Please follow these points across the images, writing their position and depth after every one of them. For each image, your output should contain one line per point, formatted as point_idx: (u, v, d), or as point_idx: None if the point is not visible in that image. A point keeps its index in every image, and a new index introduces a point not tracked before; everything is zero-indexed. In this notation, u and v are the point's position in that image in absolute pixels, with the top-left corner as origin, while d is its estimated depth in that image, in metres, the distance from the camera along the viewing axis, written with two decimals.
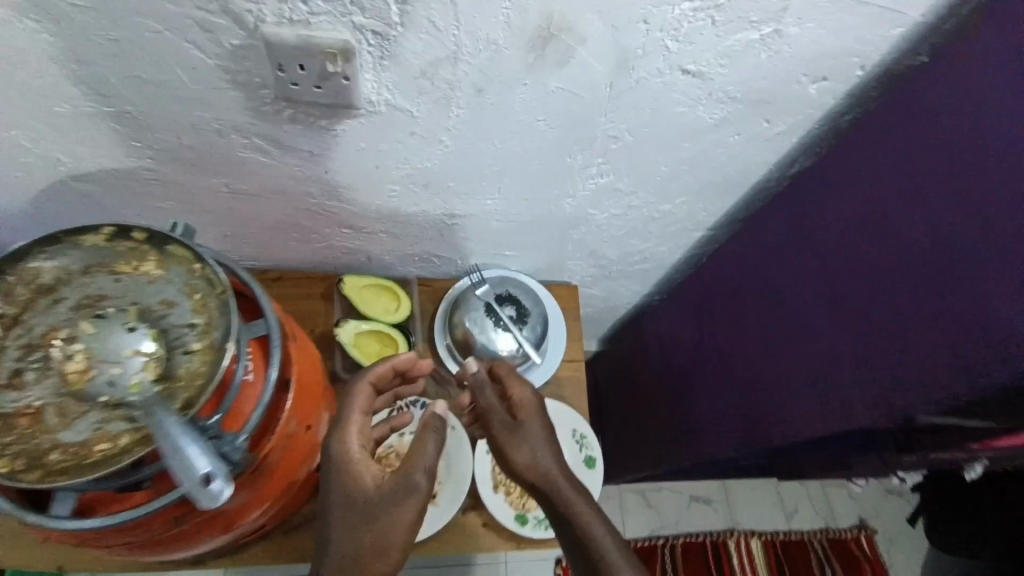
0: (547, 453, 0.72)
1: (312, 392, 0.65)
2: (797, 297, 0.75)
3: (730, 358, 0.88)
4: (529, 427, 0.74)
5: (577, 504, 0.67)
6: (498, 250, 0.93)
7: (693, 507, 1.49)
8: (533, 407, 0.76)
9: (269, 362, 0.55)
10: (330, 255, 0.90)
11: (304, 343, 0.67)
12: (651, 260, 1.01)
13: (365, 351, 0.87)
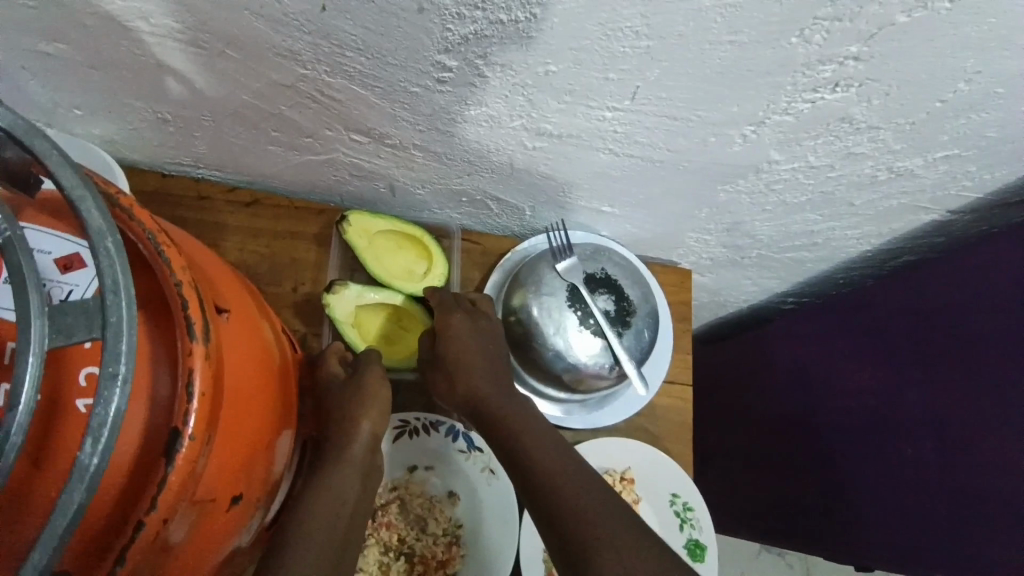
0: (487, 381, 0.52)
1: (242, 433, 0.32)
2: (973, 364, 0.54)
3: (877, 415, 0.61)
4: (456, 354, 0.52)
5: (541, 446, 0.47)
6: (591, 201, 0.59)
7: (761, 555, 1.19)
8: (464, 326, 0.53)
9: (103, 400, 0.20)
10: (335, 173, 0.58)
11: (240, 329, 0.34)
12: (821, 248, 0.66)
13: (367, 331, 0.57)
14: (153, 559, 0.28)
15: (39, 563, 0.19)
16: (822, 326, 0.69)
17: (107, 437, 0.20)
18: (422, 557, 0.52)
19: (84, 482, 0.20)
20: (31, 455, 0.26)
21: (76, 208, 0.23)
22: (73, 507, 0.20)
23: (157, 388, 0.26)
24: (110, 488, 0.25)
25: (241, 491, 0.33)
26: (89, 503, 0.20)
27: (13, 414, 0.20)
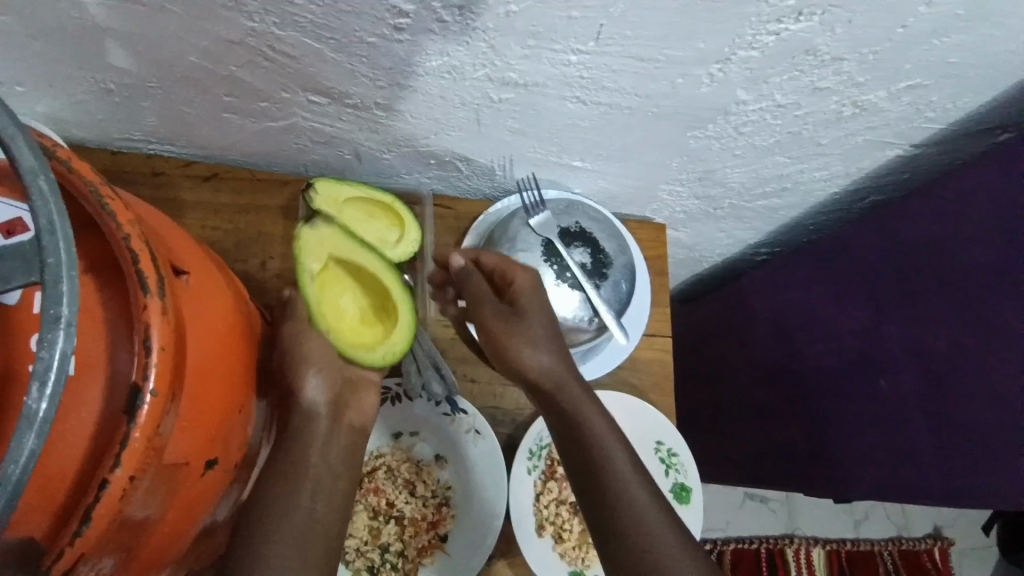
0: (552, 350, 0.50)
1: (211, 398, 0.31)
2: (939, 294, 0.56)
3: (853, 353, 0.62)
4: (532, 321, 0.50)
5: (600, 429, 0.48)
6: (562, 156, 0.58)
7: (746, 505, 1.22)
8: (540, 296, 0.51)
9: (44, 340, 0.19)
10: (297, 140, 0.56)
11: (201, 291, 0.32)
12: (791, 194, 0.66)
13: (333, 296, 0.45)
14: (124, 528, 0.27)
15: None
16: (797, 272, 0.70)
17: (54, 382, 0.19)
18: (412, 520, 0.53)
19: (34, 428, 0.18)
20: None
21: (3, 146, 0.21)
22: (24, 454, 0.18)
23: (113, 346, 0.25)
24: (72, 455, 0.24)
25: (216, 455, 0.32)
26: (42, 451, 0.18)
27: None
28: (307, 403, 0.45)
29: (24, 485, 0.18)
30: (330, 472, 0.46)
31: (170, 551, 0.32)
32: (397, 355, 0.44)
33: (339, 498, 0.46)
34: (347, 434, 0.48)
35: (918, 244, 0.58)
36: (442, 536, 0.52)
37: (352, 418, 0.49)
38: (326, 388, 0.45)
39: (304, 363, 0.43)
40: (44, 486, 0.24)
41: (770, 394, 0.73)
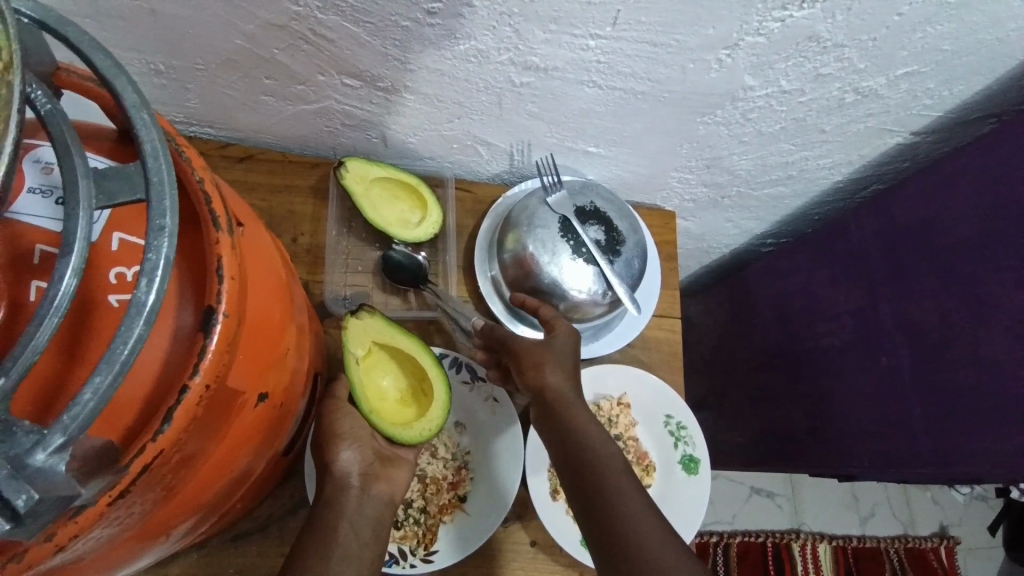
0: (567, 374, 0.52)
1: (264, 350, 0.34)
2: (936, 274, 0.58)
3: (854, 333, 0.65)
4: (552, 347, 0.53)
5: (599, 439, 0.49)
6: (577, 142, 0.62)
7: (752, 499, 1.23)
8: (563, 332, 0.54)
9: (148, 238, 0.22)
10: (329, 123, 0.59)
11: (261, 247, 0.36)
12: (795, 182, 0.69)
13: (373, 377, 0.51)
14: (182, 454, 0.29)
15: (101, 387, 0.20)
16: (800, 258, 0.73)
17: (159, 279, 0.22)
18: (433, 479, 0.55)
19: (142, 315, 0.21)
20: (67, 346, 0.28)
21: (110, 85, 0.25)
22: (132, 338, 0.21)
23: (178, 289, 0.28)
24: (147, 379, 0.26)
25: (265, 392, 0.35)
26: (147, 337, 0.21)
27: (67, 259, 0.22)
28: (341, 475, 0.47)
29: (130, 364, 0.21)
30: (356, 542, 0.46)
31: (212, 480, 0.34)
32: (427, 433, 0.48)
33: (365, 568, 0.46)
34: (376, 505, 0.48)
35: (917, 226, 0.60)
36: (461, 497, 0.55)
37: (382, 490, 0.49)
38: (358, 459, 0.48)
39: (338, 436, 0.48)
40: (118, 401, 0.26)
41: (776, 378, 0.76)
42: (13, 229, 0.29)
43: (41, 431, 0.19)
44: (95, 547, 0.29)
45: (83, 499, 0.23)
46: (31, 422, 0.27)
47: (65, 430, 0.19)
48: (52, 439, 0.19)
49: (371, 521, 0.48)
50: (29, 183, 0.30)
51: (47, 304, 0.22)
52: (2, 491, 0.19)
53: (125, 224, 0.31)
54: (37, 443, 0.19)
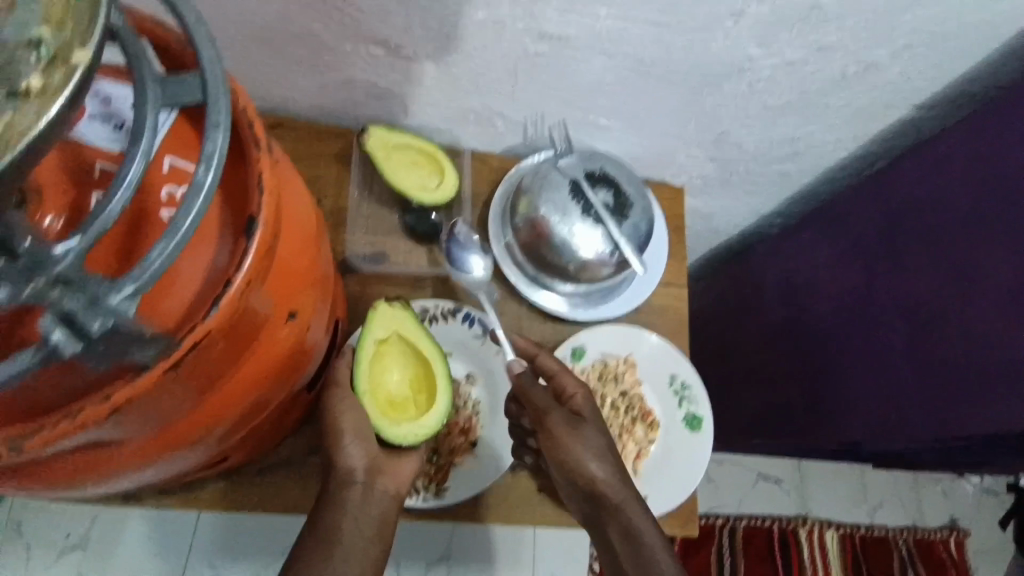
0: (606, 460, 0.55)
1: (294, 273, 0.38)
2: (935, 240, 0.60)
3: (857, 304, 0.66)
4: (586, 433, 0.55)
5: (639, 523, 0.53)
6: (588, 114, 0.64)
7: (760, 485, 1.24)
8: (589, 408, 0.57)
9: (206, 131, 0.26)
10: (354, 94, 0.63)
11: (298, 189, 0.40)
12: (801, 159, 0.71)
13: (383, 366, 0.52)
14: (224, 352, 0.32)
15: (166, 249, 0.23)
16: (804, 237, 0.75)
17: (216, 164, 0.25)
18: (446, 422, 0.58)
19: (201, 194, 0.25)
20: (126, 245, 0.32)
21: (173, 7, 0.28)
22: (192, 212, 0.24)
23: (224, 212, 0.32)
24: (196, 270, 0.30)
25: (294, 311, 0.38)
26: (202, 214, 0.25)
27: (135, 142, 0.25)
28: (345, 472, 0.50)
29: (189, 234, 0.24)
30: (359, 538, 0.49)
31: (244, 392, 0.37)
32: (415, 438, 0.49)
33: (368, 564, 0.49)
34: (379, 501, 0.50)
35: (916, 200, 0.62)
36: (472, 442, 0.58)
37: (386, 484, 0.51)
38: (364, 456, 0.50)
39: (342, 435, 0.50)
40: (170, 286, 0.30)
41: (780, 350, 0.78)
42: (78, 149, 0.33)
43: (110, 281, 0.22)
44: (136, 430, 0.32)
45: (145, 360, 0.27)
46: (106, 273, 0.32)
47: (136, 279, 0.22)
48: (122, 287, 0.22)
49: (375, 516, 0.50)
50: (91, 111, 0.34)
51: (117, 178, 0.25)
52: (80, 317, 0.21)
53: (173, 151, 0.34)
54: (107, 290, 0.22)
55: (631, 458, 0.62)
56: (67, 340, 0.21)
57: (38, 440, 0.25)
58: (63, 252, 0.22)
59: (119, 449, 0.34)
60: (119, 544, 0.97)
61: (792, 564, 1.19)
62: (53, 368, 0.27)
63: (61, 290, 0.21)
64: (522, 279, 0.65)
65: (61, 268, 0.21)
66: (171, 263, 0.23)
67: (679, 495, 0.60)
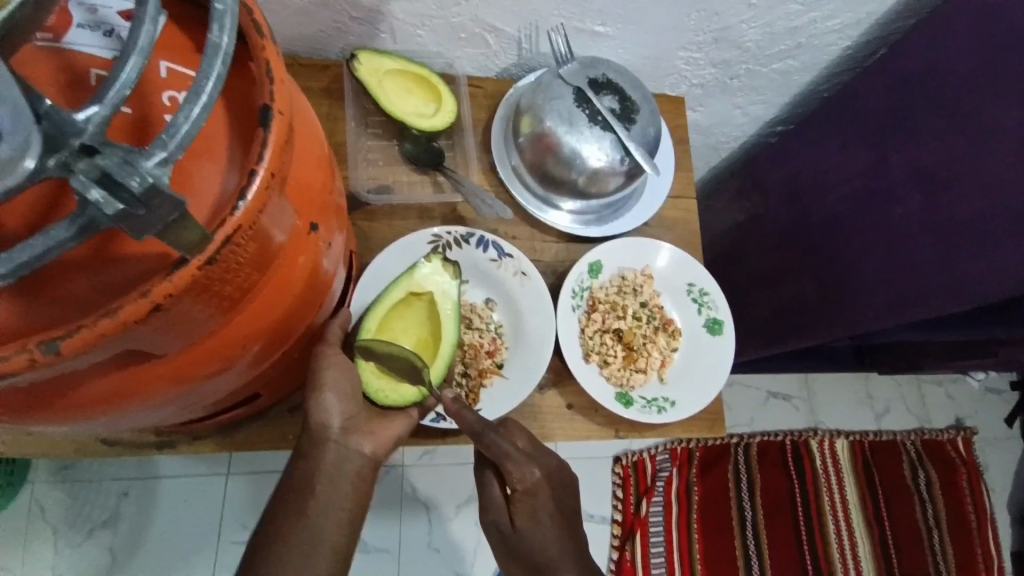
0: (553, 549, 0.50)
1: (313, 185, 0.36)
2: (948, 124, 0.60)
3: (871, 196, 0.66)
4: (534, 532, 0.50)
5: None
6: (583, 20, 0.61)
7: (770, 403, 1.27)
8: (544, 502, 0.50)
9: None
10: (336, 21, 0.58)
11: (308, 107, 0.38)
12: (803, 53, 0.70)
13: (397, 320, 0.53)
14: (255, 262, 0.31)
15: (194, 114, 0.22)
16: (812, 133, 0.76)
17: (229, 26, 0.24)
18: (471, 345, 0.58)
19: (219, 58, 0.23)
20: (138, 134, 0.29)
21: None
22: (212, 76, 0.23)
23: (235, 118, 0.31)
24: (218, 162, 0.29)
25: (316, 225, 0.37)
26: (225, 76, 0.23)
27: (144, 9, 0.24)
28: (318, 426, 0.44)
29: (215, 101, 0.23)
30: (332, 505, 0.44)
31: (272, 309, 0.36)
32: (384, 398, 0.48)
33: (341, 531, 0.44)
34: (354, 460, 0.45)
35: (928, 70, 0.63)
36: (499, 364, 0.58)
37: (363, 444, 0.45)
38: (342, 413, 0.45)
39: (320, 386, 0.44)
40: (197, 185, 0.29)
41: (791, 255, 0.78)
42: (68, 57, 0.31)
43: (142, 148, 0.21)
44: (173, 343, 0.31)
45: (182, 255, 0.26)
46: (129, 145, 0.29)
47: (167, 145, 0.21)
48: (155, 151, 0.21)
49: (350, 477, 0.44)
50: (78, 20, 0.32)
51: (130, 45, 0.23)
52: (115, 175, 0.20)
53: (173, 56, 0.32)
54: (140, 155, 0.21)
55: (656, 365, 0.62)
56: (108, 201, 0.20)
57: (78, 342, 0.25)
58: (84, 120, 0.21)
59: (155, 369, 0.33)
60: (148, 513, 0.97)
61: (807, 473, 1.22)
62: (83, 244, 0.27)
63: (89, 158, 0.21)
64: (531, 200, 0.63)
65: (85, 136, 0.21)
66: (203, 124, 0.22)
67: (707, 397, 0.59)
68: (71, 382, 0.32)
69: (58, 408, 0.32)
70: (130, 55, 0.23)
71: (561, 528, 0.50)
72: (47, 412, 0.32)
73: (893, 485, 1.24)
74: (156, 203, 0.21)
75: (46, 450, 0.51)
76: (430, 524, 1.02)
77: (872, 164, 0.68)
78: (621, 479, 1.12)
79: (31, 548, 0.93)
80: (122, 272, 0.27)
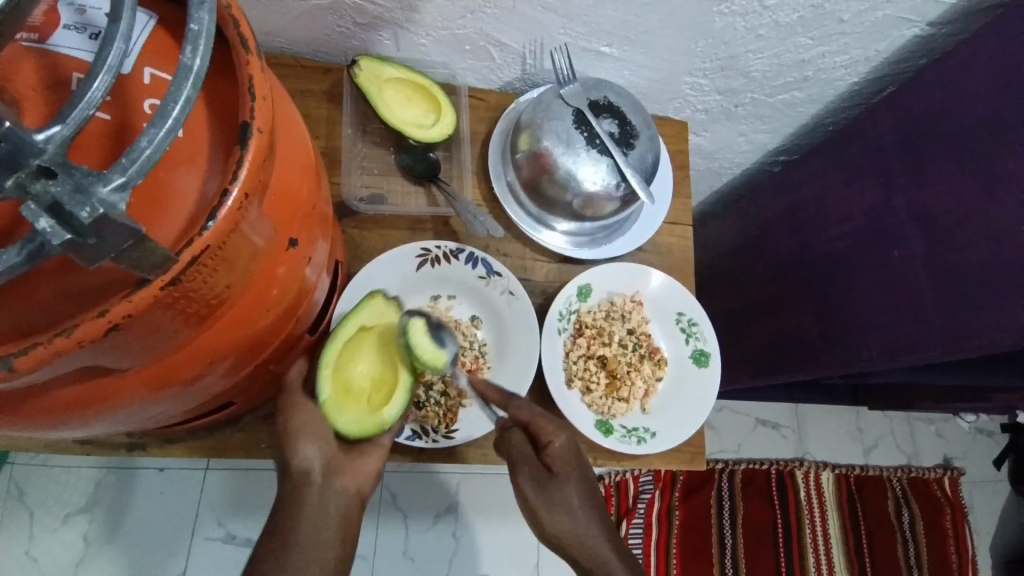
0: (584, 509, 0.49)
1: (294, 199, 0.35)
2: (952, 171, 0.60)
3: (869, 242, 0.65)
4: (567, 488, 0.49)
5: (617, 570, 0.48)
6: (590, 40, 0.61)
7: (759, 431, 1.26)
8: (576, 463, 0.49)
9: (193, 14, 0.24)
10: (341, 27, 0.58)
11: (294, 117, 0.37)
12: (810, 86, 0.69)
13: (355, 354, 0.48)
14: (227, 276, 0.30)
15: (156, 139, 0.21)
16: (814, 166, 0.75)
17: (203, 47, 0.23)
18: (453, 363, 0.57)
19: (189, 80, 0.22)
20: (112, 147, 0.28)
21: None
22: (181, 99, 0.22)
23: (214, 132, 0.30)
24: (188, 177, 0.28)
25: (295, 238, 0.36)
26: (196, 98, 0.23)
27: (116, 22, 0.23)
28: (299, 468, 0.45)
29: (182, 124, 0.22)
30: (317, 541, 0.44)
31: (246, 321, 0.35)
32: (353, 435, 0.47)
33: (330, 567, 0.44)
34: (341, 498, 0.45)
35: (934, 112, 0.62)
36: None
37: (347, 483, 0.46)
38: (321, 455, 0.45)
39: (293, 433, 0.45)
40: (167, 201, 0.28)
41: (787, 287, 0.77)
42: (51, 59, 0.30)
43: (99, 173, 0.20)
44: (139, 356, 0.30)
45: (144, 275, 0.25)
46: (99, 161, 0.28)
47: (125, 171, 0.20)
48: (113, 177, 0.20)
49: (337, 516, 0.45)
50: (65, 20, 0.31)
51: (101, 61, 0.23)
52: (67, 204, 0.19)
53: (156, 63, 0.31)
54: (97, 180, 0.20)
55: (640, 395, 0.61)
56: (56, 230, 0.19)
57: (32, 360, 0.24)
58: (45, 140, 0.20)
59: (120, 379, 0.32)
60: (125, 504, 0.96)
61: (791, 504, 1.21)
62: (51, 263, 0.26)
63: (46, 181, 0.20)
64: (526, 218, 0.63)
65: (43, 157, 0.20)
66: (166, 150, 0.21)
67: (688, 430, 0.59)
68: (33, 389, 0.31)
69: (18, 416, 0.31)
70: (98, 72, 0.22)
71: (592, 484, 0.51)
72: (10, 418, 0.31)
73: (877, 521, 1.23)
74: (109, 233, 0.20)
75: (16, 446, 0.50)
76: (409, 532, 1.01)
77: (872, 203, 0.67)
78: (603, 498, 1.11)
79: (5, 529, 0.93)
80: (81, 288, 0.26)
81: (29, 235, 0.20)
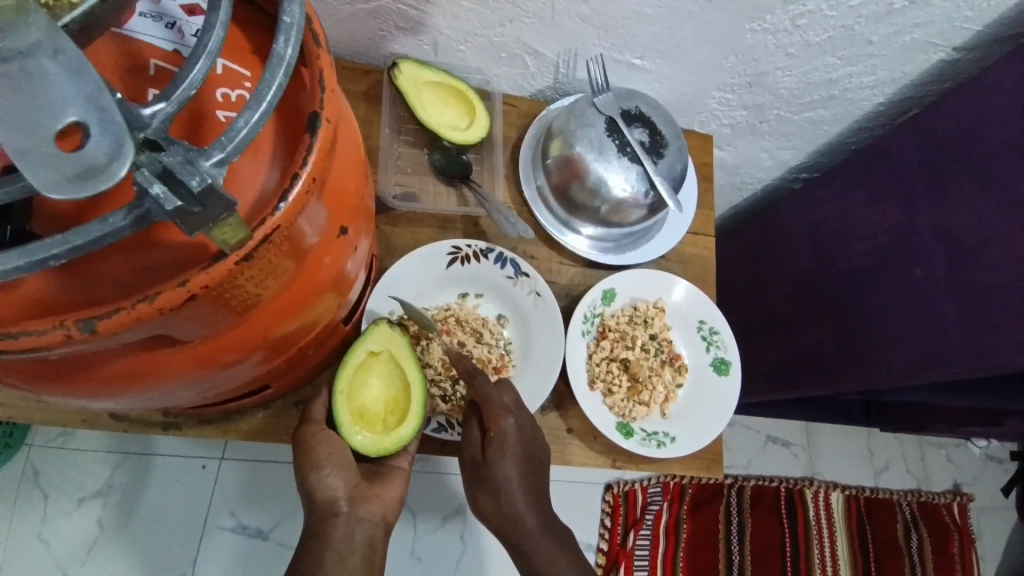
0: (520, 491, 0.50)
1: (347, 193, 0.37)
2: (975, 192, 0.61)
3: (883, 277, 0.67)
4: (501, 471, 0.50)
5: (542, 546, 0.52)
6: (623, 52, 0.62)
7: (768, 448, 1.26)
8: (513, 445, 0.50)
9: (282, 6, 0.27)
10: (384, 29, 0.59)
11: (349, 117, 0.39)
12: (836, 104, 0.71)
13: (367, 377, 0.49)
14: (286, 259, 0.32)
15: (252, 119, 0.23)
16: (837, 184, 0.76)
17: (293, 38, 0.26)
18: (480, 359, 0.59)
19: (281, 66, 0.25)
20: (190, 128, 0.30)
21: None
22: (273, 84, 0.25)
23: (283, 120, 0.32)
24: (260, 160, 0.30)
25: (345, 227, 0.38)
26: (286, 84, 0.25)
27: (216, 13, 0.26)
28: (326, 499, 0.45)
29: (273, 106, 0.24)
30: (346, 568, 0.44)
31: (291, 305, 0.36)
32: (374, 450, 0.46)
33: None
34: (366, 527, 0.46)
35: (958, 135, 0.64)
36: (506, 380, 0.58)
37: (372, 511, 0.46)
38: (347, 484, 0.46)
39: (316, 464, 0.45)
40: (239, 184, 0.29)
41: (806, 302, 0.78)
42: (130, 44, 0.32)
43: (200, 148, 0.23)
44: (197, 331, 0.32)
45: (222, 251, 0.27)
46: (183, 138, 0.30)
47: (225, 147, 0.23)
48: (214, 152, 0.22)
49: (362, 546, 0.46)
50: (141, 9, 0.33)
51: (201, 49, 0.25)
52: (178, 171, 0.21)
53: (230, 54, 0.33)
54: (200, 155, 0.22)
55: (659, 400, 0.62)
56: (168, 197, 0.21)
57: (113, 324, 0.26)
58: (150, 115, 0.23)
59: (175, 351, 0.34)
60: (139, 490, 0.98)
61: (799, 523, 1.20)
62: (136, 237, 0.27)
63: (150, 151, 0.22)
64: (553, 222, 0.64)
65: (148, 130, 0.22)
66: (259, 129, 0.23)
67: (707, 435, 0.60)
68: (91, 357, 0.32)
69: (75, 382, 0.32)
70: (200, 58, 0.25)
71: (535, 470, 0.52)
72: (66, 385, 0.32)
73: (885, 545, 1.22)
74: (210, 202, 0.22)
75: (53, 420, 0.52)
76: (416, 531, 1.01)
77: (894, 222, 0.68)
78: (610, 508, 1.11)
79: (20, 509, 0.94)
80: (159, 262, 0.28)
81: (135, 200, 0.22)
